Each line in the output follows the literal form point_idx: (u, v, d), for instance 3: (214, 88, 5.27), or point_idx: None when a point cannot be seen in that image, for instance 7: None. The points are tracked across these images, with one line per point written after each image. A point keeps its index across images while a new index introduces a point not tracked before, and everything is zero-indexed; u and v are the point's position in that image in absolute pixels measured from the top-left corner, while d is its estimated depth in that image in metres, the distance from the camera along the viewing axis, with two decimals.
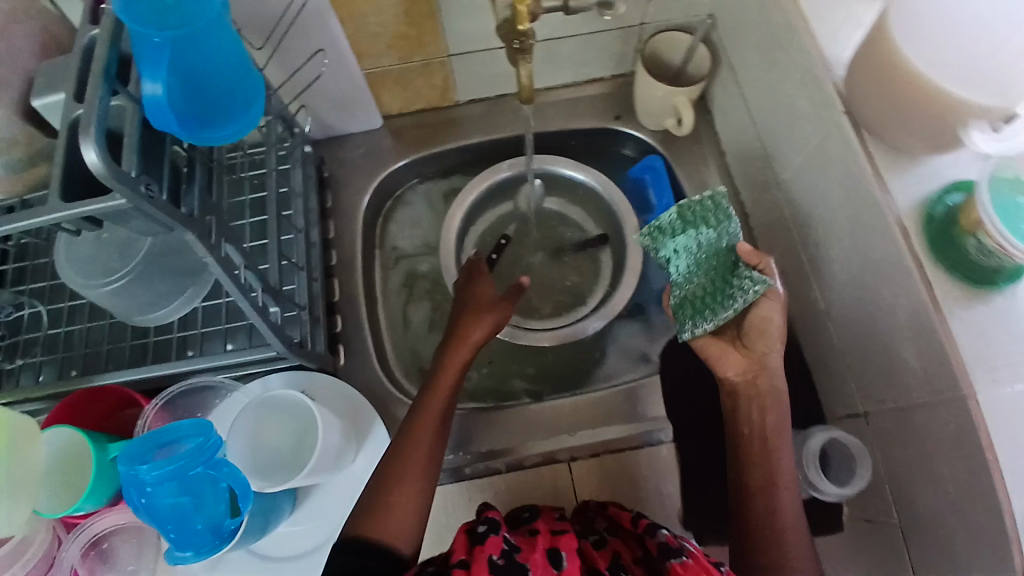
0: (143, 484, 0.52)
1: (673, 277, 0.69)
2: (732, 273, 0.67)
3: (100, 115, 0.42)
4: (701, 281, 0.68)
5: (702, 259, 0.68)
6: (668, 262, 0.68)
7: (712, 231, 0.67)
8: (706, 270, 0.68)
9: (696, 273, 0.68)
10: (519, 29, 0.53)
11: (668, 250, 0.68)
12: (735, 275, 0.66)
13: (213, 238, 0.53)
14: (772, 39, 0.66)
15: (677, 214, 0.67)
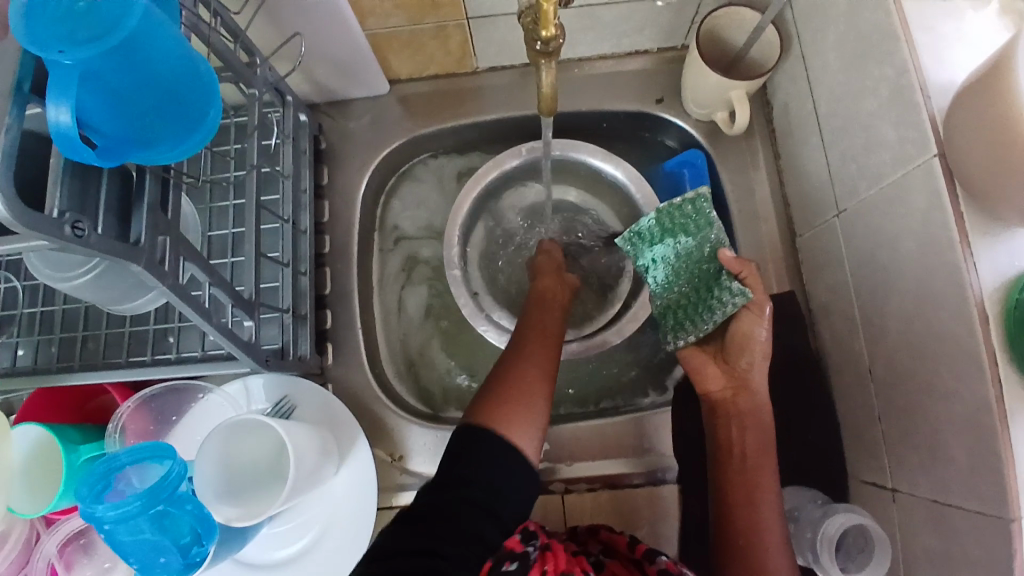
0: (101, 521, 0.49)
1: (651, 287, 0.65)
2: (714, 282, 0.62)
3: (9, 145, 0.35)
4: (683, 289, 0.65)
5: (683, 267, 0.64)
6: (646, 271, 0.65)
7: (692, 239, 0.62)
8: (687, 278, 0.64)
9: (675, 282, 0.64)
10: (544, 34, 0.42)
11: (646, 258, 0.64)
12: (717, 285, 0.61)
13: (167, 265, 0.45)
14: (861, 40, 0.55)
15: (655, 223, 0.63)
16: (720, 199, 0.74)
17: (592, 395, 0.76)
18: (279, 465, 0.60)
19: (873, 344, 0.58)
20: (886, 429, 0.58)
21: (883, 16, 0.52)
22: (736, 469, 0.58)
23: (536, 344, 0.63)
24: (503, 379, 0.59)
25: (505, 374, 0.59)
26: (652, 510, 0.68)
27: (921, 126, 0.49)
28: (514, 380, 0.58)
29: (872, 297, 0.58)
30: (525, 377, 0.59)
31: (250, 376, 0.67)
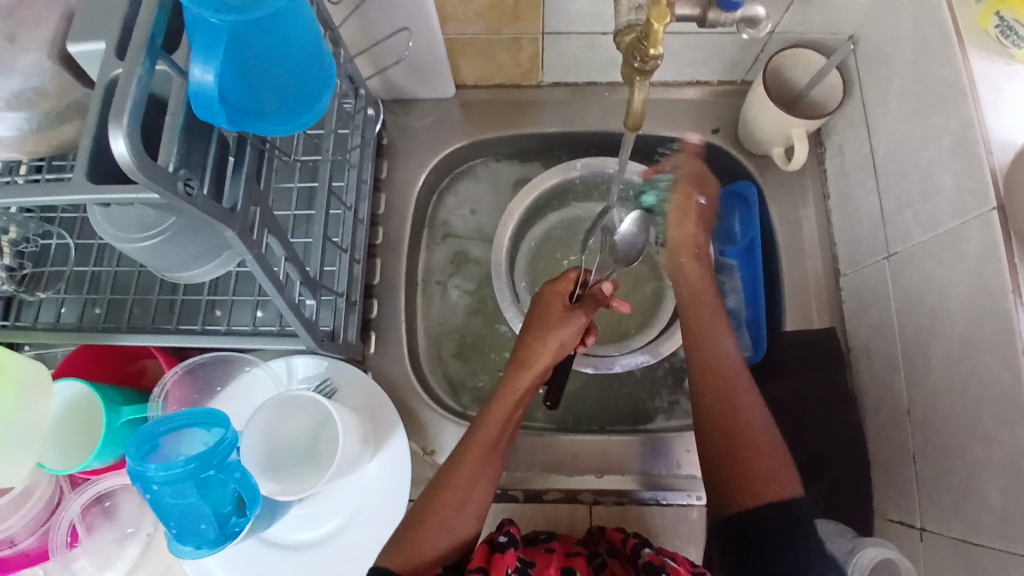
0: (148, 482, 0.49)
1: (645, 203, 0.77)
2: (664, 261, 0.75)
3: (139, 96, 0.36)
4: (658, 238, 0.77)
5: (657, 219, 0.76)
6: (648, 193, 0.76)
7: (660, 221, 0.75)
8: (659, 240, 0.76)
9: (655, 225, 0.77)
10: (650, 52, 0.45)
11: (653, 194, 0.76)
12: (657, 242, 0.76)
13: (256, 232, 0.47)
14: (928, 90, 0.57)
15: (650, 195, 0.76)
16: (767, 230, 0.76)
17: (624, 413, 0.77)
18: (316, 445, 0.62)
19: (913, 385, 0.60)
20: (919, 469, 0.59)
21: (951, 71, 0.55)
22: (722, 394, 0.63)
23: (484, 455, 0.59)
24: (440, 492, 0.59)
25: (454, 466, 0.59)
26: (676, 529, 0.69)
27: (982, 178, 0.51)
28: (449, 505, 0.58)
29: (916, 338, 0.59)
30: (463, 498, 0.58)
31: (294, 356, 0.69)
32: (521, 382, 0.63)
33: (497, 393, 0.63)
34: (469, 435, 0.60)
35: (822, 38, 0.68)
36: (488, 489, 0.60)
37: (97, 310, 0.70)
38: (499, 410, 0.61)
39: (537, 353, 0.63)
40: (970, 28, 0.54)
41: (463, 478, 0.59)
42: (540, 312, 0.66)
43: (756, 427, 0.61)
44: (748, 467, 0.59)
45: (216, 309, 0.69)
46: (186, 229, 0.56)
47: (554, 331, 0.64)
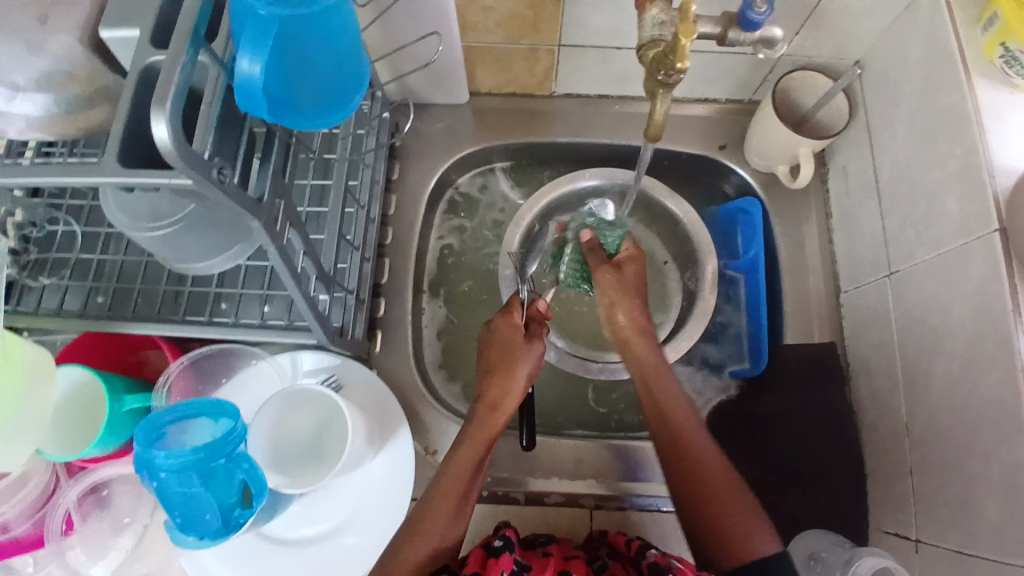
0: (157, 469, 0.49)
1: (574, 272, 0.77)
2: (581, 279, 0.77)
3: (181, 82, 0.36)
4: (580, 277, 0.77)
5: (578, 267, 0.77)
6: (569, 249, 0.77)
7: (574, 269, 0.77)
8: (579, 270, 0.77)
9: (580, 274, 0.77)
10: (676, 65, 0.46)
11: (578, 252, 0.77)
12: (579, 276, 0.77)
13: (279, 225, 0.47)
14: (934, 117, 0.60)
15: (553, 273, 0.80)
16: (771, 245, 0.78)
17: (628, 421, 0.78)
18: (320, 445, 0.62)
19: (912, 402, 0.61)
20: (917, 481, 0.60)
21: (957, 99, 0.57)
22: (682, 449, 0.58)
23: (456, 492, 0.57)
24: (419, 519, 0.56)
25: (435, 493, 0.57)
26: (677, 538, 0.69)
27: (986, 203, 0.53)
28: (431, 540, 0.54)
29: (916, 356, 0.61)
30: (439, 539, 0.55)
31: (300, 350, 0.70)
32: (497, 415, 0.61)
33: (463, 434, 0.61)
34: (443, 472, 0.59)
35: (829, 62, 0.71)
36: (462, 528, 0.57)
37: (101, 298, 0.69)
38: (472, 446, 0.59)
39: (506, 391, 0.62)
40: (976, 58, 0.57)
41: (440, 515, 0.56)
42: (499, 348, 0.64)
43: (703, 451, 0.58)
44: (724, 519, 0.54)
45: (222, 302, 0.69)
46: (202, 220, 0.56)
47: (516, 364, 0.63)
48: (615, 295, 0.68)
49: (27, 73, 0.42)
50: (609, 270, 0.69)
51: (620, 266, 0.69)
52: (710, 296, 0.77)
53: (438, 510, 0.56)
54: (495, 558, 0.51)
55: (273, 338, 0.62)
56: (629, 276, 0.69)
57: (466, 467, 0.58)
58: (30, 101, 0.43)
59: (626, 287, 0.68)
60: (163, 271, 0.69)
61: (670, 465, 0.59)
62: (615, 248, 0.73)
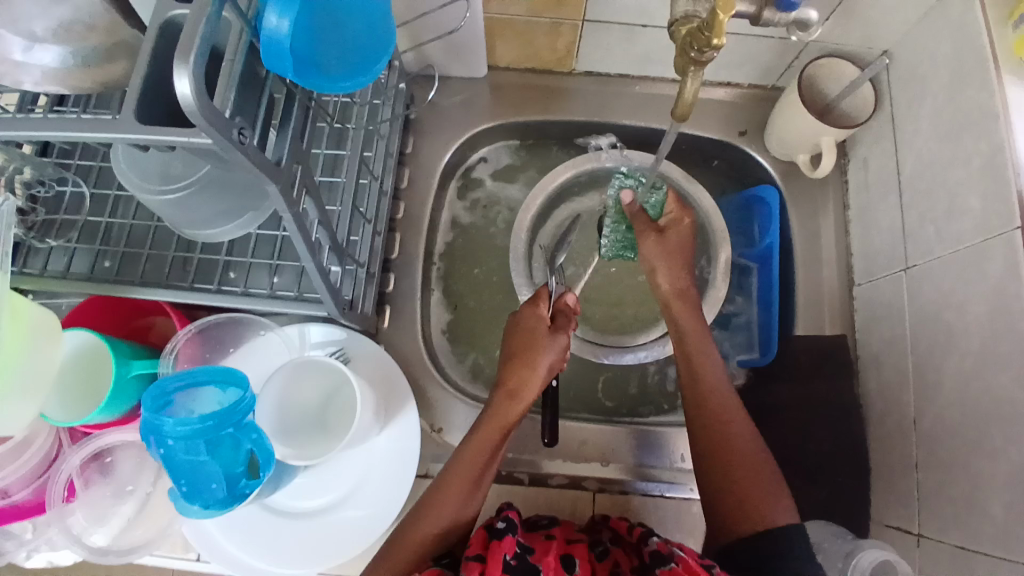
0: (165, 436, 0.48)
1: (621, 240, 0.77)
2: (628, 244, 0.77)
3: (204, 37, 0.35)
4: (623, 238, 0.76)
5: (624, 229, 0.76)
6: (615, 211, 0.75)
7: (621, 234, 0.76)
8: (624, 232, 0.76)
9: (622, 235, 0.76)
10: (712, 42, 0.44)
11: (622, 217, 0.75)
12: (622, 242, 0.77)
13: (295, 192, 0.46)
14: (962, 110, 0.58)
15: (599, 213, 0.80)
16: (786, 234, 0.78)
17: (632, 403, 0.78)
18: (327, 417, 0.62)
19: (922, 397, 0.61)
20: (922, 477, 0.60)
21: (987, 93, 0.56)
22: (717, 419, 0.61)
23: (462, 490, 0.57)
24: (433, 500, 0.57)
25: (448, 478, 0.58)
26: (678, 523, 0.69)
27: (1010, 200, 0.53)
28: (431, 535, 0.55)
29: (929, 351, 0.61)
30: (439, 534, 0.56)
31: (308, 322, 0.69)
32: (516, 406, 0.61)
33: (481, 421, 0.60)
34: (456, 458, 0.59)
35: (857, 50, 0.70)
36: (466, 525, 0.57)
37: (107, 263, 0.68)
38: (482, 439, 0.59)
39: (526, 381, 0.61)
40: (1006, 53, 0.55)
41: (442, 511, 0.56)
42: (522, 337, 0.64)
43: (736, 429, 0.60)
44: (749, 494, 0.57)
45: (230, 270, 0.68)
46: (215, 185, 0.55)
47: (537, 355, 0.62)
48: (658, 260, 0.69)
49: (46, 23, 0.41)
50: (655, 236, 0.70)
51: (665, 232, 0.70)
52: (722, 284, 0.76)
53: (451, 497, 0.57)
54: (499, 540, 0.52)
55: (284, 308, 0.61)
56: (676, 239, 0.70)
57: (481, 453, 0.58)
58: (48, 52, 0.42)
59: (669, 253, 0.69)
60: (172, 237, 0.68)
61: (698, 439, 0.61)
62: (658, 211, 0.73)
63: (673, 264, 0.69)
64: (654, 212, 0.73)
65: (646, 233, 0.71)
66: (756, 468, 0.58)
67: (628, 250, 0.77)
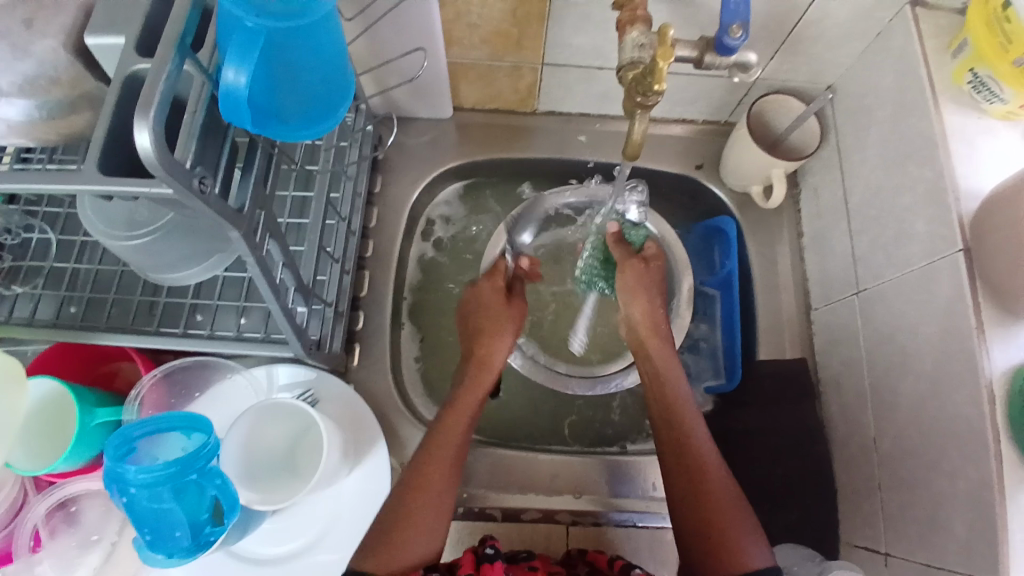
0: (127, 484, 0.48)
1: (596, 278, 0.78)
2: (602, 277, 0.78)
3: (165, 90, 0.36)
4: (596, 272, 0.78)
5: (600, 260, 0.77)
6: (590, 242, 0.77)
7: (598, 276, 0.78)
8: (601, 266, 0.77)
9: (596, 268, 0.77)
10: (653, 87, 0.47)
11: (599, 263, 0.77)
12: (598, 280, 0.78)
13: (258, 236, 0.47)
14: (901, 142, 0.62)
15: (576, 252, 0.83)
16: (746, 262, 0.80)
17: (603, 434, 0.79)
18: (294, 459, 0.61)
19: (881, 417, 0.63)
20: (885, 496, 0.62)
21: (924, 124, 0.59)
22: (680, 447, 0.60)
23: (437, 485, 0.57)
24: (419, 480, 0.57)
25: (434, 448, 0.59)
26: (651, 552, 0.70)
27: (951, 224, 0.55)
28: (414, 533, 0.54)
29: (885, 371, 0.63)
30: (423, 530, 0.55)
31: (276, 363, 0.69)
32: (487, 375, 0.65)
33: (456, 391, 0.64)
34: (437, 431, 0.60)
35: (802, 87, 0.74)
36: (444, 523, 0.56)
37: (74, 308, 0.67)
38: (449, 435, 0.60)
39: (495, 350, 0.67)
40: (946, 82, 0.59)
41: (424, 507, 0.55)
42: (487, 312, 0.69)
43: (705, 455, 0.58)
44: (714, 518, 0.54)
45: (197, 312, 0.68)
46: (179, 229, 0.55)
47: (503, 325, 0.68)
48: (636, 291, 0.67)
49: (10, 77, 0.42)
50: (637, 264, 0.68)
51: (646, 262, 0.69)
52: (686, 311, 0.78)
53: (438, 469, 0.58)
54: (490, 564, 0.52)
55: (250, 350, 0.61)
56: (654, 273, 0.69)
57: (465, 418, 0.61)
58: (12, 106, 0.43)
59: (644, 285, 0.68)
60: (138, 281, 0.68)
61: (671, 470, 0.59)
62: (639, 243, 0.73)
63: (647, 297, 0.67)
64: (636, 242, 0.73)
65: (624, 265, 0.69)
66: (720, 494, 0.56)
67: (602, 281, 0.78)
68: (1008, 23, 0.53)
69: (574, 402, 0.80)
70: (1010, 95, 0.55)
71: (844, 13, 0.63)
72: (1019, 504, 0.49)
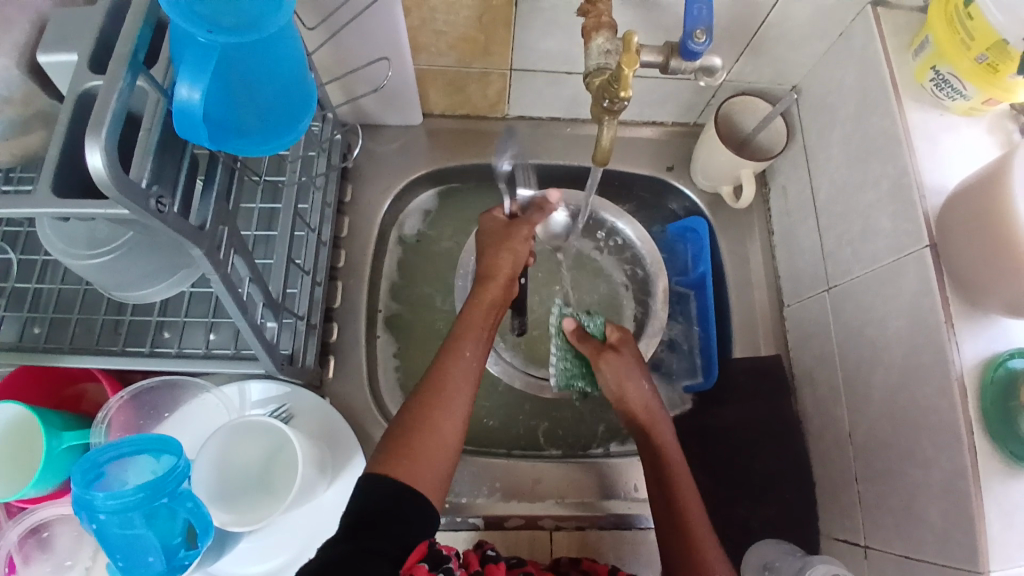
0: (95, 510, 0.47)
1: (573, 377, 0.73)
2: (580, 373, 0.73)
3: (118, 109, 0.35)
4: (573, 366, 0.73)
5: (570, 356, 0.73)
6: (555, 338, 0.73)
7: (576, 373, 0.73)
8: (573, 359, 0.73)
9: (569, 362, 0.73)
10: (620, 93, 0.47)
11: (569, 358, 0.73)
12: (576, 378, 0.73)
13: (222, 252, 0.46)
14: (867, 141, 0.63)
15: (543, 285, 0.82)
16: (719, 261, 0.81)
17: (586, 439, 0.79)
18: (268, 476, 0.60)
19: (854, 411, 0.64)
20: (862, 489, 0.63)
21: (888, 122, 0.60)
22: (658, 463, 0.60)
23: (447, 418, 0.55)
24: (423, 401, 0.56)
25: (446, 360, 0.59)
26: (635, 554, 0.70)
27: (916, 220, 0.56)
28: (420, 474, 0.52)
29: (857, 366, 0.64)
30: (429, 468, 0.52)
31: (248, 379, 0.68)
32: (494, 289, 0.67)
33: (467, 307, 0.65)
34: (445, 352, 0.60)
35: (767, 87, 0.75)
36: (449, 460, 0.54)
37: (38, 329, 0.65)
38: (461, 347, 0.60)
39: (498, 264, 0.68)
40: (907, 82, 0.60)
41: (428, 446, 0.53)
42: (495, 236, 0.71)
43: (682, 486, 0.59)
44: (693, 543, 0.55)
45: (164, 330, 0.67)
46: (142, 246, 0.54)
47: (511, 244, 0.69)
48: (618, 378, 0.66)
49: None
50: (610, 354, 0.67)
51: (618, 349, 0.68)
52: (662, 311, 0.79)
53: (453, 378, 0.57)
54: (495, 563, 0.54)
55: (219, 366, 0.60)
56: (630, 358, 0.67)
57: (473, 333, 0.62)
58: None
59: (625, 372, 0.66)
60: (102, 299, 0.67)
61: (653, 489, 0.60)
62: (601, 333, 0.72)
63: (634, 383, 0.65)
64: (597, 334, 0.72)
65: (599, 362, 0.68)
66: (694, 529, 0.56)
67: (581, 379, 0.73)
68: (970, 20, 0.54)
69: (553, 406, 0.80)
70: (974, 91, 0.56)
71: (807, 15, 0.64)
72: (993, 492, 0.50)
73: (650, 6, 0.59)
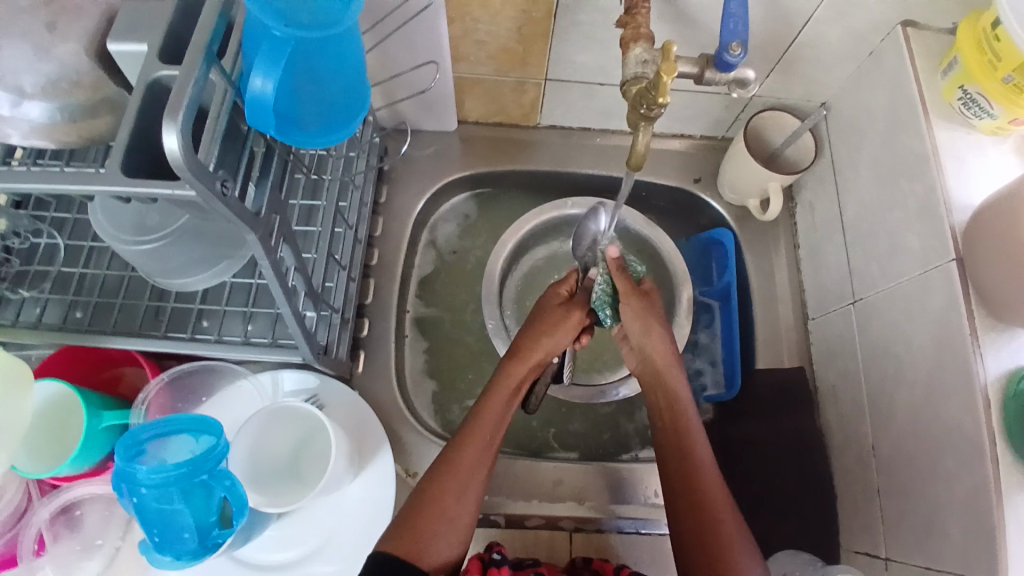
0: (137, 484, 0.48)
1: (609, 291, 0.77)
2: None
3: (193, 97, 0.37)
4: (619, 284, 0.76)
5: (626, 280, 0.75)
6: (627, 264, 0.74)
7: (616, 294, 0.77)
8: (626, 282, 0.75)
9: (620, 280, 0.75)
10: (657, 100, 0.49)
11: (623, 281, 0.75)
12: None
13: (273, 239, 0.48)
14: (896, 158, 0.64)
15: None
16: (743, 273, 0.82)
17: (608, 444, 0.79)
18: (299, 465, 0.61)
19: (878, 423, 0.64)
20: (884, 502, 0.63)
21: (917, 138, 0.61)
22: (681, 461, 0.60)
23: (455, 495, 0.56)
24: (439, 477, 0.57)
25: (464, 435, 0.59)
26: (653, 561, 0.70)
27: (943, 235, 0.57)
28: (427, 547, 0.54)
29: (881, 380, 0.64)
30: (437, 545, 0.54)
31: (281, 369, 0.70)
32: (519, 369, 0.64)
33: (490, 386, 0.63)
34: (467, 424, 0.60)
35: (797, 103, 0.77)
36: (461, 535, 0.56)
37: (79, 313, 0.68)
38: (480, 424, 0.60)
39: (533, 346, 0.65)
40: (935, 100, 0.61)
41: (438, 518, 0.55)
42: (543, 315, 0.67)
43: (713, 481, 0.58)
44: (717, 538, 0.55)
45: (203, 318, 0.69)
46: (190, 234, 0.56)
47: (552, 325, 0.66)
48: (644, 328, 0.64)
49: (34, 79, 0.43)
50: (638, 295, 0.65)
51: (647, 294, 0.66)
52: (686, 321, 0.80)
53: (468, 458, 0.58)
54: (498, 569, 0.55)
55: (257, 354, 0.62)
56: (654, 303, 0.66)
57: (495, 412, 0.61)
58: (35, 108, 0.43)
59: (644, 314, 0.65)
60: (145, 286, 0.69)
61: (673, 490, 0.59)
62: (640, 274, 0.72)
63: (659, 331, 0.64)
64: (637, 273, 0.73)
65: (624, 299, 0.65)
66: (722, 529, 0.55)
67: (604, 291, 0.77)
68: (997, 42, 0.55)
69: (575, 410, 0.81)
70: (1000, 111, 0.57)
71: (838, 33, 0.65)
72: (1015, 506, 0.50)
73: (684, 21, 0.61)
